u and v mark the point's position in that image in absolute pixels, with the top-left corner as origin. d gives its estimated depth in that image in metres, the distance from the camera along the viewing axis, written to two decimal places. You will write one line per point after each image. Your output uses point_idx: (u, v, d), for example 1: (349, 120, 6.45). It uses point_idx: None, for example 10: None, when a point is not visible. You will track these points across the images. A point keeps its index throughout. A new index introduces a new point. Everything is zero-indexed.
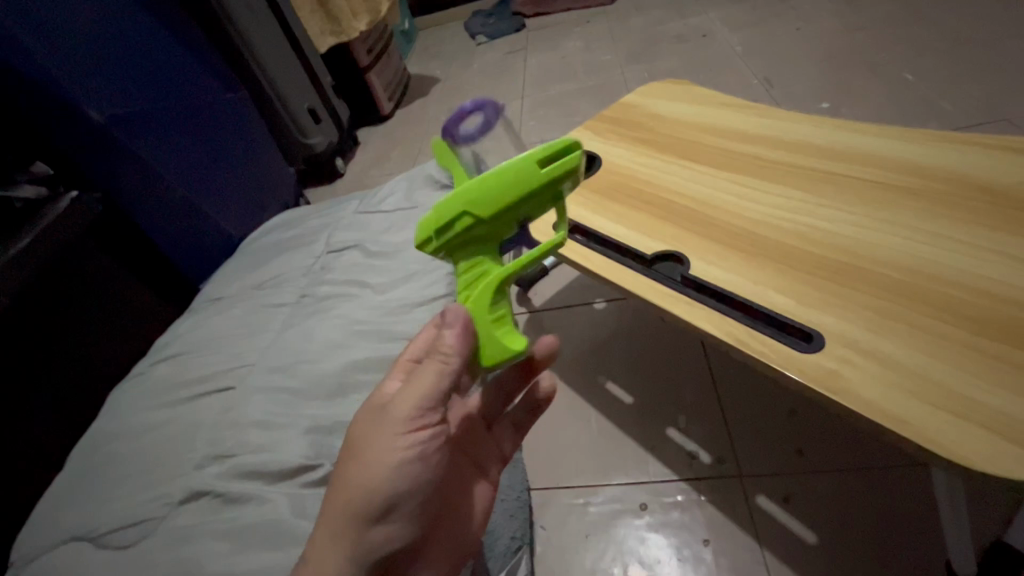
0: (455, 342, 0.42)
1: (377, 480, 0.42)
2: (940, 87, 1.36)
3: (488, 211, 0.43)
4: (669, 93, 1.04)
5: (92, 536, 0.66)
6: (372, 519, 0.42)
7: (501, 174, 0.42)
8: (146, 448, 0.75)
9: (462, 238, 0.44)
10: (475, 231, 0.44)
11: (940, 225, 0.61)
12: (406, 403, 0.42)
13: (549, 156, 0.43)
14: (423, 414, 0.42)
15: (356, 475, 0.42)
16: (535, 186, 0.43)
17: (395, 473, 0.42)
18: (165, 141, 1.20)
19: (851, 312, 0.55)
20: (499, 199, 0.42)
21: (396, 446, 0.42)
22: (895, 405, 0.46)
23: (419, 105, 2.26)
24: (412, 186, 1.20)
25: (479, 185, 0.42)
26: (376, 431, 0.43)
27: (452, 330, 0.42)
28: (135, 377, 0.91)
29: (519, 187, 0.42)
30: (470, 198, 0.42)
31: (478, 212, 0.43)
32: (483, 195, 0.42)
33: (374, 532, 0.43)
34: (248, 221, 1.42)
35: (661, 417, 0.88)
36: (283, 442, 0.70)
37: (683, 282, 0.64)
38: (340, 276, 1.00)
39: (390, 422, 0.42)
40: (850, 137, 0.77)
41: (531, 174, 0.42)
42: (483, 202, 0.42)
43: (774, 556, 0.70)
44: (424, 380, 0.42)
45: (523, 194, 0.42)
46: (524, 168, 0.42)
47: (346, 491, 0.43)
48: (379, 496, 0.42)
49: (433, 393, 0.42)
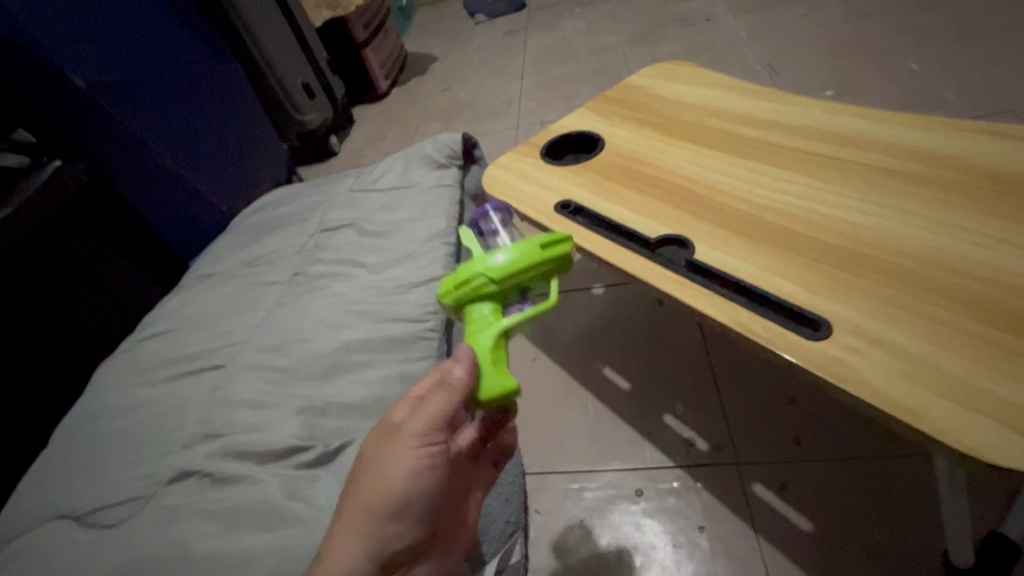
0: (463, 376, 0.44)
1: (388, 488, 0.42)
2: (946, 77, 1.34)
3: (499, 272, 0.50)
4: (675, 74, 1.01)
5: (77, 514, 0.64)
6: (382, 523, 0.42)
7: (512, 249, 0.52)
8: (134, 427, 0.73)
9: (475, 291, 0.51)
10: (487, 288, 0.50)
11: (951, 212, 0.59)
12: (416, 425, 0.43)
13: (548, 243, 0.53)
14: (431, 434, 0.44)
15: (367, 489, 0.43)
16: (537, 261, 0.52)
17: (405, 482, 0.42)
18: (153, 112, 1.16)
19: (858, 299, 0.54)
20: (510, 263, 0.51)
21: (407, 460, 0.43)
22: (903, 394, 0.45)
23: (416, 84, 2.20)
24: (409, 165, 1.17)
25: (495, 254, 0.51)
26: (388, 447, 0.43)
27: (461, 366, 0.44)
28: (122, 354, 0.89)
29: (525, 259, 0.51)
30: (486, 262, 0.51)
31: (492, 271, 0.50)
32: (496, 261, 0.51)
33: (384, 533, 0.42)
34: (240, 197, 1.38)
35: (658, 403, 0.87)
36: (275, 422, 0.69)
37: (688, 267, 0.63)
38: (333, 255, 0.98)
39: (401, 438, 0.43)
40: (860, 123, 0.75)
41: (535, 251, 0.52)
42: (497, 265, 0.50)
43: (768, 544, 0.70)
44: (434, 404, 0.44)
45: (528, 265, 0.51)
46: (529, 247, 0.52)
47: (356, 499, 0.43)
48: (389, 503, 0.42)
49: (443, 414, 0.44)
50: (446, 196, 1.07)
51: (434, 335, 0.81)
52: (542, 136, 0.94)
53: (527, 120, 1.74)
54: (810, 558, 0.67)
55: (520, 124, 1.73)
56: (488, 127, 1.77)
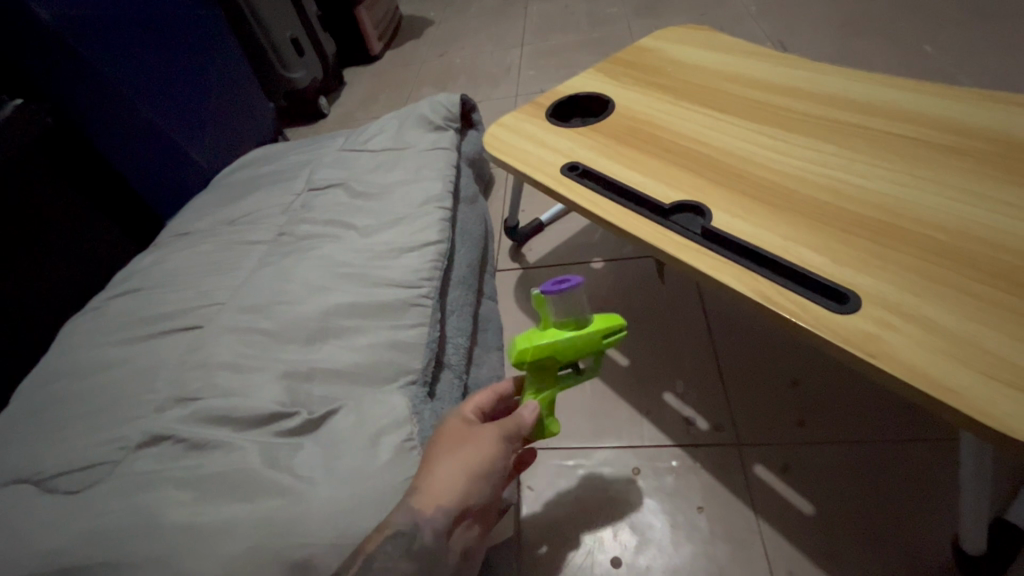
0: (531, 420, 0.50)
1: (475, 459, 0.45)
2: (960, 60, 1.30)
3: (563, 356, 0.51)
4: (690, 38, 0.96)
5: (38, 479, 0.59)
6: (469, 486, 0.44)
7: (580, 335, 0.51)
8: (102, 388, 0.68)
9: (539, 366, 0.52)
10: (548, 366, 0.52)
11: (987, 185, 0.56)
12: (501, 424, 0.48)
13: (611, 327, 0.52)
14: (511, 440, 0.48)
15: (462, 452, 0.46)
16: (597, 348, 0.52)
17: (490, 461, 0.46)
18: (130, 57, 1.07)
19: (889, 272, 0.50)
20: (574, 351, 0.51)
21: (494, 448, 0.46)
22: (942, 372, 0.42)
23: (411, 47, 2.11)
24: (403, 126, 1.10)
25: (564, 339, 0.50)
26: (473, 435, 0.47)
27: (530, 414, 0.51)
28: (91, 312, 0.82)
29: (587, 347, 0.51)
30: (555, 346, 0.50)
31: (556, 356, 0.51)
32: (563, 346, 0.50)
33: (465, 499, 0.44)
34: (222, 154, 1.30)
35: (658, 381, 0.84)
36: (255, 386, 0.64)
37: (703, 234, 0.59)
38: (322, 215, 0.92)
39: (486, 429, 0.48)
40: (886, 94, 0.71)
41: (599, 337, 0.52)
42: (564, 350, 0.51)
43: (769, 526, 0.68)
44: (518, 416, 0.50)
45: (587, 351, 0.52)
46: (595, 336, 0.51)
47: (441, 466, 0.45)
48: (471, 478, 0.45)
49: (522, 429, 0.49)
50: (441, 157, 1.01)
51: (429, 302, 0.76)
52: (548, 96, 0.88)
53: (526, 88, 1.67)
54: (811, 541, 0.66)
55: (519, 92, 1.66)
56: (486, 94, 1.70)
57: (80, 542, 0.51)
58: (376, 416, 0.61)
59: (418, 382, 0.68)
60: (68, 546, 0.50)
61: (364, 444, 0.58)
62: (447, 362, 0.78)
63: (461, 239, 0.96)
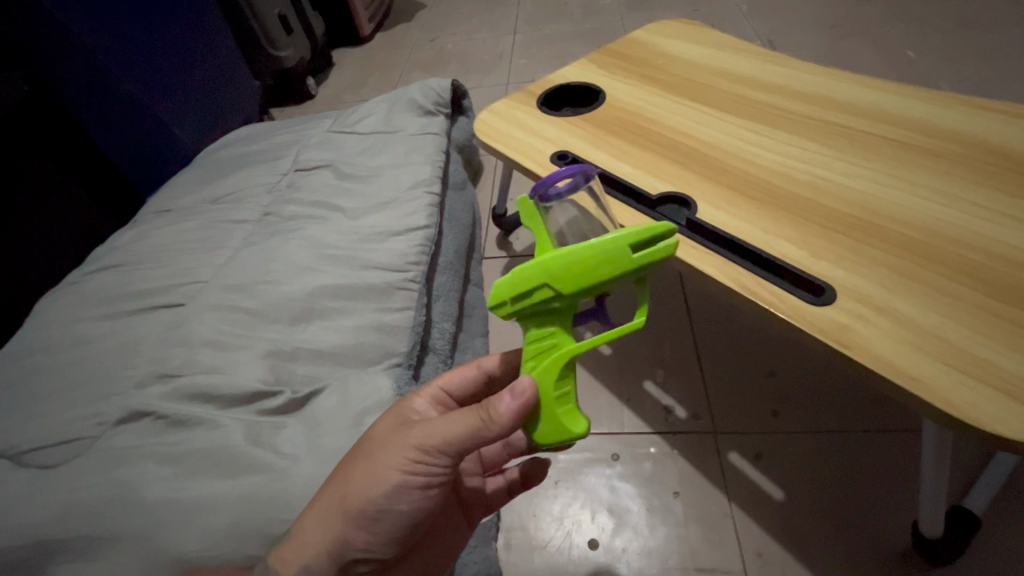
0: (508, 414, 0.38)
1: (366, 486, 0.41)
2: (941, 67, 1.33)
3: (569, 283, 0.35)
4: (681, 32, 0.97)
5: (12, 453, 0.58)
6: (346, 524, 0.41)
7: (593, 243, 0.35)
8: (79, 363, 0.67)
9: (534, 309, 0.36)
10: (550, 304, 0.36)
11: (960, 187, 0.58)
12: (421, 435, 0.41)
13: (646, 237, 0.35)
14: (434, 455, 0.41)
15: (357, 476, 0.42)
16: (628, 268, 0.35)
17: (379, 491, 0.41)
18: (115, 29, 1.04)
19: (866, 267, 0.52)
20: (586, 272, 0.35)
21: (393, 471, 0.41)
22: (909, 362, 0.44)
23: (402, 31, 2.08)
24: (392, 109, 1.10)
25: (561, 255, 0.35)
26: (387, 445, 0.43)
27: (512, 400, 0.38)
28: (68, 287, 0.81)
29: (608, 266, 0.35)
30: (540, 272, 0.35)
31: (558, 285, 0.35)
32: (566, 267, 0.35)
33: (346, 534, 0.42)
34: (206, 132, 1.27)
35: (640, 370, 0.86)
36: (239, 364, 0.64)
37: (688, 226, 0.60)
38: (308, 197, 0.91)
39: (401, 441, 0.42)
40: (870, 95, 0.73)
41: (625, 248, 0.35)
42: (568, 270, 0.35)
43: (740, 510, 0.70)
44: (455, 424, 0.40)
45: (610, 273, 0.35)
46: (615, 246, 0.35)
47: (336, 486, 0.43)
48: (354, 512, 0.41)
49: (455, 442, 0.40)
50: (430, 142, 1.01)
51: (415, 286, 0.77)
52: (539, 84, 0.88)
53: (517, 77, 1.66)
54: (778, 524, 0.68)
55: (510, 81, 1.65)
56: (477, 81, 1.68)
57: (59, 516, 0.50)
58: (360, 396, 0.61)
59: (403, 365, 0.68)
60: (45, 520, 0.50)
61: (348, 423, 0.58)
62: (432, 346, 0.79)
63: (448, 225, 0.96)
